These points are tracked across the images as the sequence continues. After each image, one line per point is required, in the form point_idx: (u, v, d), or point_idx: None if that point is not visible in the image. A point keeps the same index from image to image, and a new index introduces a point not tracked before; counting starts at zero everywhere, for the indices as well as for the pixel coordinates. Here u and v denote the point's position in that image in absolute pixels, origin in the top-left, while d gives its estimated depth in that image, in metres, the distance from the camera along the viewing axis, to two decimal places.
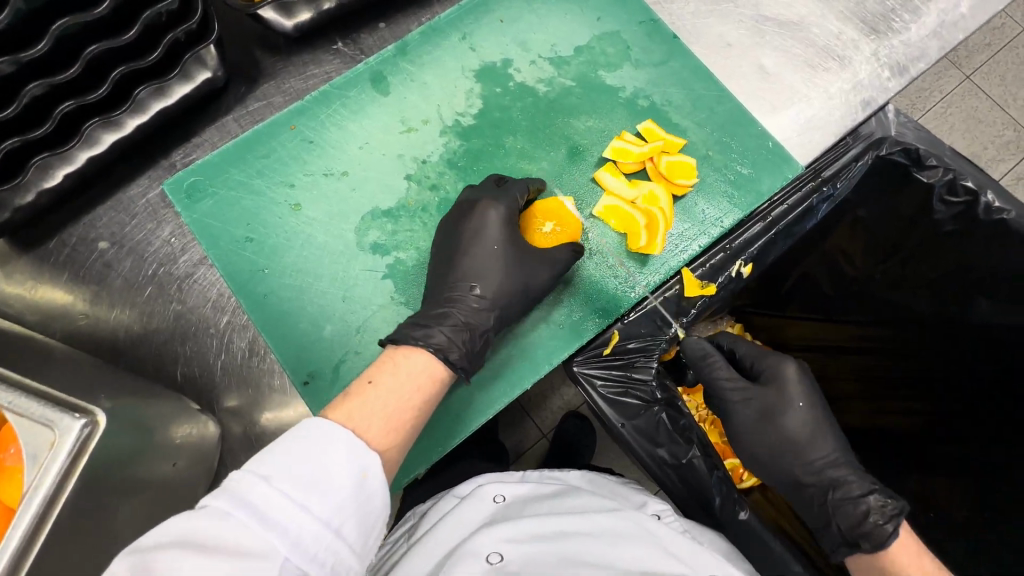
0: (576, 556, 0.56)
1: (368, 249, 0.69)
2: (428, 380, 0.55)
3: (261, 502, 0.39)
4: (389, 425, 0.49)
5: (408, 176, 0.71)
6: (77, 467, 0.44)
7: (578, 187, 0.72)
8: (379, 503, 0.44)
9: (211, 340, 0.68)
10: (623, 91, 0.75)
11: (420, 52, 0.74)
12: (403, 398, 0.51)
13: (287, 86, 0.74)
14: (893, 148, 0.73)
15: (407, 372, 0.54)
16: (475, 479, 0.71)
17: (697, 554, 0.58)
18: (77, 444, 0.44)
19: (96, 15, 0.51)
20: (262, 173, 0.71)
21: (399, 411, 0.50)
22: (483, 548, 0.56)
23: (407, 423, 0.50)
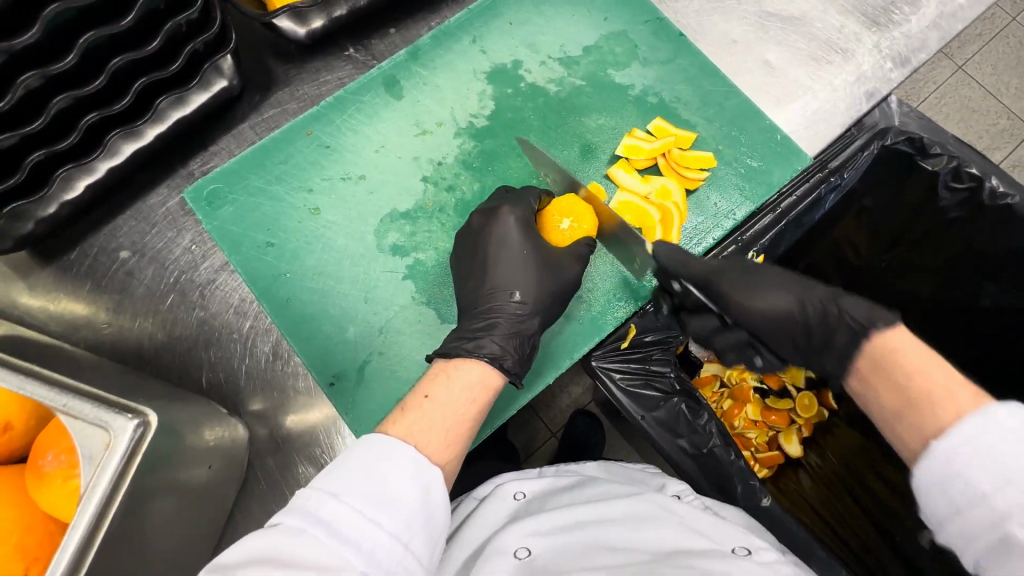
0: (601, 542, 0.56)
1: (388, 250, 0.70)
2: (481, 390, 0.55)
3: (333, 518, 0.40)
4: (449, 438, 0.49)
5: (425, 178, 0.71)
6: (129, 468, 0.46)
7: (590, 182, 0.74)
8: (442, 517, 0.45)
9: (234, 345, 0.68)
10: (632, 89, 0.76)
11: (432, 56, 0.75)
12: (460, 410, 0.52)
13: (302, 93, 0.75)
14: (898, 138, 0.75)
15: (462, 384, 0.55)
16: (494, 480, 0.72)
17: (721, 530, 0.58)
18: (131, 444, 0.46)
19: (122, 27, 0.52)
20: (281, 179, 0.72)
21: (457, 423, 0.51)
22: (510, 544, 0.57)
23: (465, 436, 0.51)
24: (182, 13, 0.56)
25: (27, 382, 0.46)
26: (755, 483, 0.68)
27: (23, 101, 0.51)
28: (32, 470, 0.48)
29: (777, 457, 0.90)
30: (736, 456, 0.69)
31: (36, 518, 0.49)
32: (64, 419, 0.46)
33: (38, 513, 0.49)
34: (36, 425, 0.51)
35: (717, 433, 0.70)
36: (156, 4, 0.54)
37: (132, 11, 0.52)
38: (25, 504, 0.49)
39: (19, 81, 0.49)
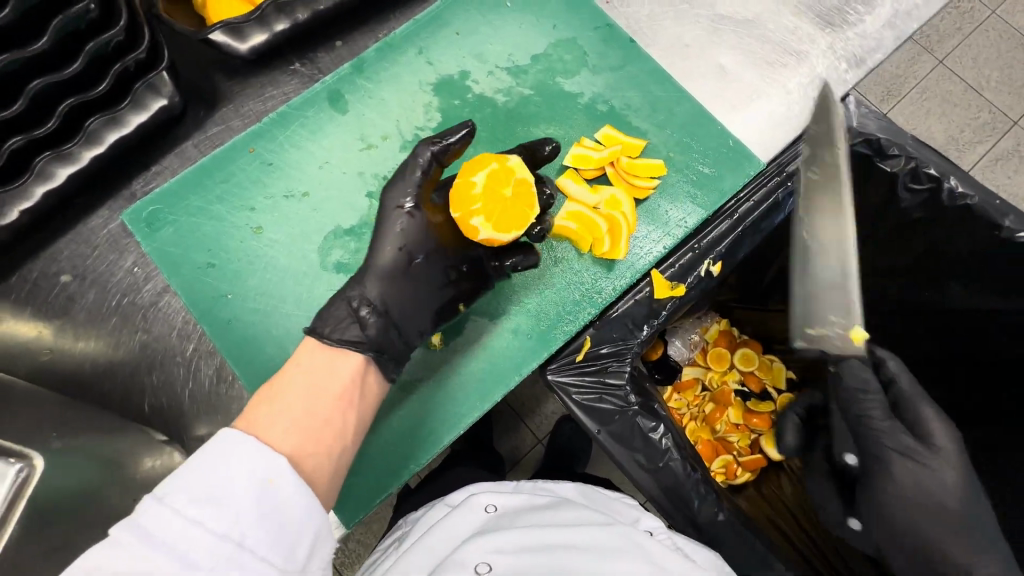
0: (563, 571, 0.54)
1: (332, 268, 0.69)
2: (333, 374, 0.53)
3: (154, 525, 0.39)
4: (304, 421, 0.48)
5: (370, 193, 0.70)
6: (3, 516, 0.41)
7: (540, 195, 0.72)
8: (296, 506, 0.43)
9: (178, 368, 0.67)
10: (582, 97, 0.75)
11: (376, 69, 0.74)
12: (326, 396, 0.51)
13: (246, 109, 0.74)
14: (855, 139, 0.74)
15: (308, 367, 0.53)
16: (467, 489, 0.71)
17: (689, 572, 0.57)
18: (13, 491, 0.38)
19: (36, 49, 0.51)
20: (222, 199, 0.70)
21: (313, 407, 0.49)
22: (471, 558, 0.57)
23: (326, 416, 0.50)
24: (105, 32, 0.56)
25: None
26: (712, 498, 0.67)
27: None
28: None
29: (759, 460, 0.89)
30: (694, 471, 0.67)
31: None
32: None
33: None
34: None
35: (674, 448, 0.68)
36: (76, 25, 0.53)
37: (47, 33, 0.51)
38: None
39: None
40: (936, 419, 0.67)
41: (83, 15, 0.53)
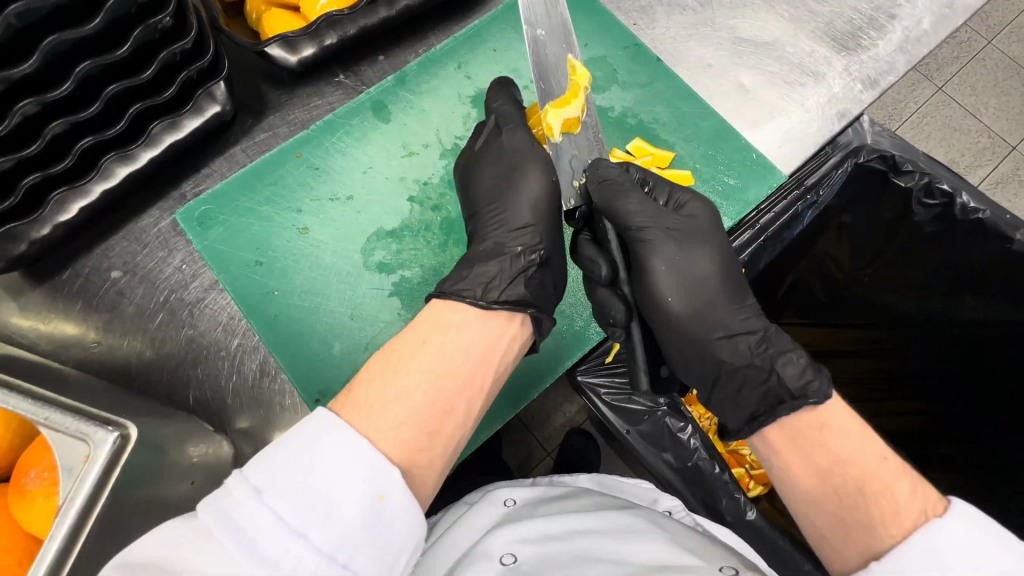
0: (584, 551, 0.56)
1: (374, 268, 0.71)
2: (454, 361, 0.52)
3: (249, 527, 0.37)
4: (427, 417, 0.48)
5: (411, 198, 0.73)
6: (108, 481, 0.46)
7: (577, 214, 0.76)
8: (400, 528, 0.42)
9: (222, 363, 0.69)
10: (612, 111, 0.79)
11: (418, 81, 0.78)
12: (446, 389, 0.51)
13: (292, 117, 0.77)
14: (870, 156, 0.77)
15: (432, 347, 0.53)
16: (484, 487, 0.73)
17: (709, 551, 0.56)
18: (111, 455, 0.46)
19: (117, 56, 0.55)
20: (271, 201, 0.74)
21: (436, 400, 0.49)
22: (497, 549, 0.59)
23: (444, 413, 0.50)
24: (177, 42, 0.60)
25: (17, 398, 0.47)
26: (741, 497, 0.68)
27: (21, 127, 0.53)
28: (15, 488, 0.49)
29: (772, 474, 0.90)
30: (721, 470, 0.69)
31: (17, 536, 0.49)
32: (45, 433, 0.46)
33: (20, 530, 0.50)
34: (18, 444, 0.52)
35: (702, 447, 0.69)
36: (153, 35, 0.57)
37: (127, 41, 0.55)
38: (10, 520, 0.50)
39: (17, 108, 0.51)
40: (698, 245, 0.64)
41: (155, 27, 0.57)
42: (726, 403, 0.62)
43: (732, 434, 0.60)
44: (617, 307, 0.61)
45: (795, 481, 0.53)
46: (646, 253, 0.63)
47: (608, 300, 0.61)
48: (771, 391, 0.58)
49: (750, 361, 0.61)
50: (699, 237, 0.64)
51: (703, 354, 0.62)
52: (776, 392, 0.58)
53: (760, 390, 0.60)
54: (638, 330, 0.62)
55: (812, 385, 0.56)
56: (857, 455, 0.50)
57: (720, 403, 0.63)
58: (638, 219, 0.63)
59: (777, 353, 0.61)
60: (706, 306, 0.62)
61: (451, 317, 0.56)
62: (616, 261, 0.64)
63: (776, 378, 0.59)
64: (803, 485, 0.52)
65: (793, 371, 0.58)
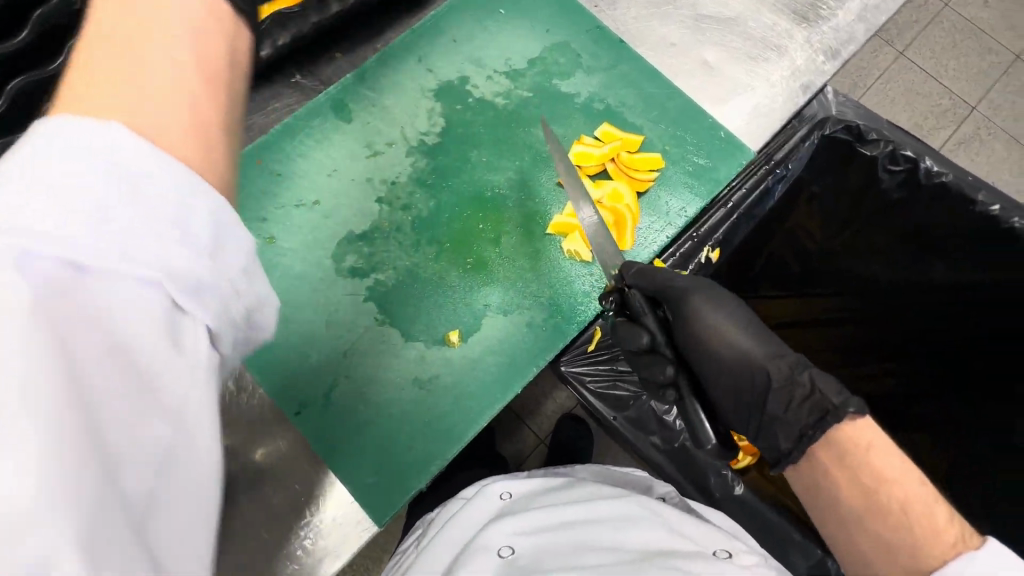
0: (583, 542, 0.56)
1: (347, 273, 0.68)
2: (151, 4, 0.29)
3: None
4: (139, 73, 0.28)
5: (379, 199, 0.71)
6: None
7: (546, 204, 0.73)
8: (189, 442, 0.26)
9: None
10: (578, 97, 0.77)
11: (377, 77, 0.75)
12: (140, 38, 0.29)
13: (249, 122, 0.75)
14: (836, 127, 0.79)
15: (100, 67, 0.27)
16: (480, 481, 0.73)
17: (706, 535, 0.57)
18: None
19: None
20: (232, 211, 0.70)
21: (120, 30, 0.28)
22: (495, 542, 0.58)
23: (150, 37, 0.29)
24: None
25: None
26: (728, 474, 0.69)
27: None
28: None
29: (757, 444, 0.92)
30: (708, 449, 0.70)
31: None
32: None
33: None
34: None
35: (687, 428, 0.70)
36: None
37: None
38: None
39: None
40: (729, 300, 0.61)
41: (64, 8, 0.55)
42: (773, 430, 0.56)
43: (783, 460, 0.54)
44: (666, 368, 0.60)
45: (841, 501, 0.49)
46: (679, 301, 0.61)
47: (656, 364, 0.60)
48: (818, 402, 0.52)
49: (795, 379, 0.55)
50: (731, 300, 0.61)
51: (745, 376, 0.57)
52: (820, 402, 0.52)
53: (807, 404, 0.53)
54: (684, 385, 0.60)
55: (854, 401, 0.50)
56: (903, 479, 0.47)
57: (769, 420, 0.56)
58: (676, 281, 0.61)
59: (815, 369, 0.54)
60: (747, 356, 0.57)
61: (142, 13, 0.29)
62: (655, 330, 0.61)
63: (819, 390, 0.52)
64: (848, 503, 0.48)
65: (836, 388, 0.52)
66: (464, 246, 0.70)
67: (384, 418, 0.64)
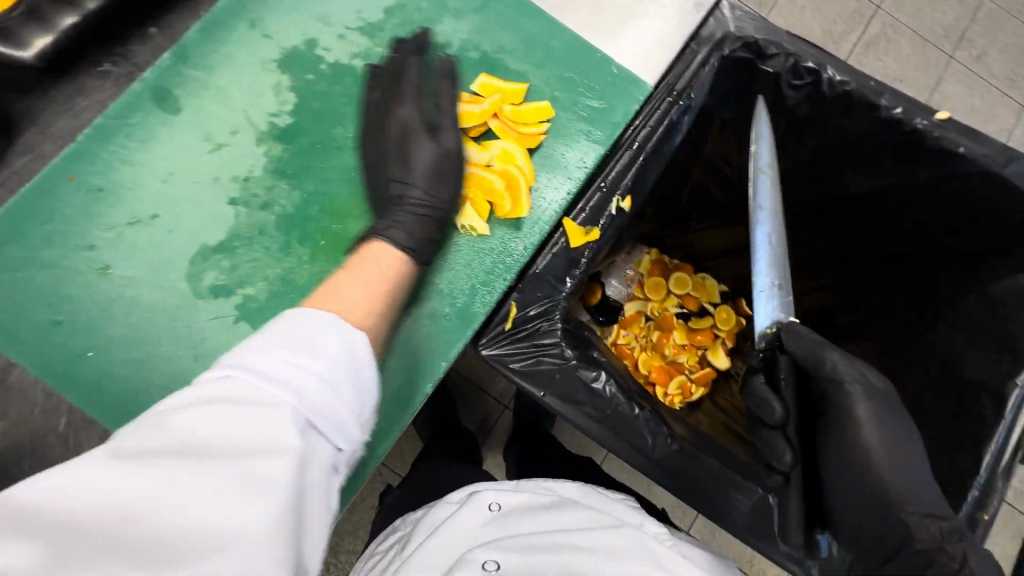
0: (573, 570, 0.53)
1: (208, 294, 0.59)
2: (389, 271, 0.54)
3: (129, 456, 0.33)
4: (370, 292, 0.50)
5: (232, 200, 0.60)
6: None
7: (428, 180, 0.64)
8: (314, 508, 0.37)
9: (53, 449, 0.55)
10: (448, 48, 0.67)
11: (204, 52, 0.63)
12: (379, 290, 0.51)
13: (56, 129, 0.62)
14: (735, 45, 0.73)
15: (371, 272, 0.53)
16: (469, 485, 0.66)
17: (689, 568, 0.58)
18: None
19: None
20: (51, 241, 0.58)
21: (377, 284, 0.51)
22: (478, 556, 0.55)
23: (387, 299, 0.51)
24: None
25: None
26: (664, 431, 0.66)
27: None
28: None
29: (710, 373, 0.91)
30: (640, 410, 0.66)
31: None
32: None
33: None
34: None
35: (619, 393, 0.66)
36: None
37: None
38: None
39: None
40: (897, 422, 0.60)
41: None
42: None
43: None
44: (784, 452, 0.66)
45: None
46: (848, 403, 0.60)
47: (774, 443, 0.67)
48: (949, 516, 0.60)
49: (948, 509, 0.59)
50: (896, 410, 0.61)
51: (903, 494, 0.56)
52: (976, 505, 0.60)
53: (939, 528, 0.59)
54: (796, 481, 0.65)
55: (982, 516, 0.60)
56: None
57: None
58: (840, 373, 0.62)
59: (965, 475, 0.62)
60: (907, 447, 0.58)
61: (378, 262, 0.54)
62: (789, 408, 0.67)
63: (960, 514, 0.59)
64: None
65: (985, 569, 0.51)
66: (343, 240, 0.61)
67: None
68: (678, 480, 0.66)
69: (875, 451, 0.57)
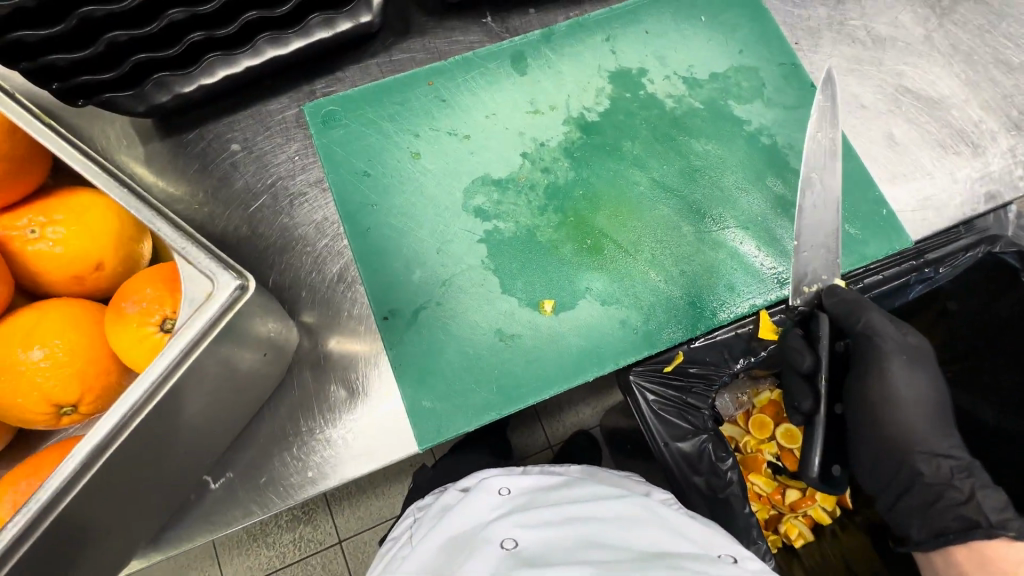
0: (588, 537, 0.57)
1: (471, 211, 0.71)
2: None
3: None
4: None
5: (524, 153, 0.73)
6: (224, 317, 0.50)
7: (673, 214, 0.71)
8: None
9: (306, 257, 0.72)
10: (749, 124, 0.75)
11: (563, 43, 0.77)
12: None
13: (432, 46, 0.78)
14: (1007, 249, 0.72)
15: None
16: (477, 474, 0.73)
17: (709, 536, 0.60)
18: (230, 300, 0.50)
19: None
20: (393, 119, 0.74)
21: None
22: (497, 534, 0.58)
23: None
24: None
25: (159, 220, 0.50)
26: (764, 544, 0.66)
27: None
28: (114, 309, 0.53)
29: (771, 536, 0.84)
30: (751, 510, 0.67)
31: (106, 350, 0.53)
32: (176, 260, 0.51)
33: (105, 349, 0.53)
34: (121, 273, 0.57)
35: (738, 483, 0.68)
36: None
37: None
38: (97, 337, 0.53)
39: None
40: (924, 371, 0.67)
41: None
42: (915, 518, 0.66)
43: (912, 543, 0.66)
44: (807, 399, 0.64)
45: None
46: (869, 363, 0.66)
47: (798, 392, 0.64)
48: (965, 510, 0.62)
49: (950, 482, 0.64)
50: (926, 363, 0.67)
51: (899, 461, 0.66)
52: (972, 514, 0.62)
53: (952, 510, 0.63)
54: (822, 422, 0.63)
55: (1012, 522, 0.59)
56: None
57: (904, 515, 0.67)
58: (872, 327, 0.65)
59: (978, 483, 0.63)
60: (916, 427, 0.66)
61: None
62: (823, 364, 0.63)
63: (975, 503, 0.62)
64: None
65: (995, 505, 0.61)
66: (586, 226, 0.70)
67: (456, 360, 0.66)
68: None
69: (892, 378, 0.65)
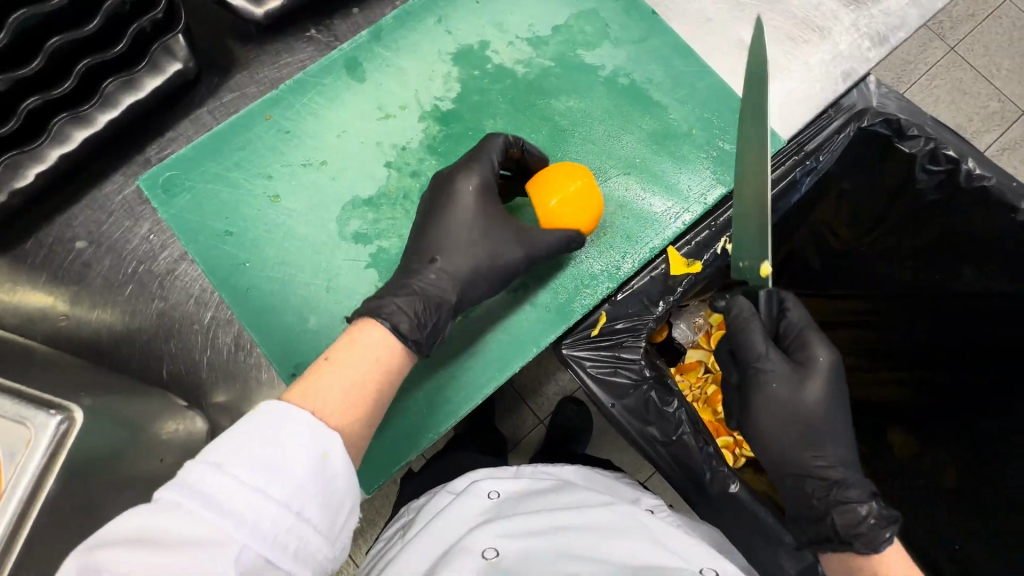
0: (567, 548, 0.57)
1: (350, 238, 0.67)
2: None
3: (212, 490, 0.39)
4: None
5: (387, 163, 0.69)
6: (55, 463, 0.43)
7: None
8: None
9: (195, 336, 0.67)
10: (602, 70, 0.74)
11: (395, 36, 0.72)
12: None
13: (261, 76, 0.73)
14: (874, 119, 0.72)
15: None
16: (469, 475, 0.71)
17: (690, 547, 0.60)
18: (54, 442, 0.43)
19: (88, 31, 0.56)
20: (240, 166, 0.69)
21: None
22: (478, 543, 0.57)
23: None
24: (147, 13, 0.60)
25: None
26: (725, 470, 0.66)
27: None
28: None
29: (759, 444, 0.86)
30: (705, 444, 0.67)
31: None
32: None
33: None
34: None
35: (687, 421, 0.67)
36: (121, 6, 0.57)
37: (97, 15, 0.56)
38: None
39: None
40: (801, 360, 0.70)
41: None
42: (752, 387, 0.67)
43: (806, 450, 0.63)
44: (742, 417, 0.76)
45: None
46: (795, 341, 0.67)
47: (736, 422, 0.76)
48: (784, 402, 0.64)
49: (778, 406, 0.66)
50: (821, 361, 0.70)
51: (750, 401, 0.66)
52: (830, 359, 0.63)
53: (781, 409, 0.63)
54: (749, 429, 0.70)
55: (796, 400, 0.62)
56: None
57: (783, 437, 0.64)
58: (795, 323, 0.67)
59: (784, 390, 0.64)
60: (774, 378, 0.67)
61: None
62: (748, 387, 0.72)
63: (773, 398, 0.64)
64: None
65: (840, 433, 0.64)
66: None
67: None
68: (717, 512, 0.67)
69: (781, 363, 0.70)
